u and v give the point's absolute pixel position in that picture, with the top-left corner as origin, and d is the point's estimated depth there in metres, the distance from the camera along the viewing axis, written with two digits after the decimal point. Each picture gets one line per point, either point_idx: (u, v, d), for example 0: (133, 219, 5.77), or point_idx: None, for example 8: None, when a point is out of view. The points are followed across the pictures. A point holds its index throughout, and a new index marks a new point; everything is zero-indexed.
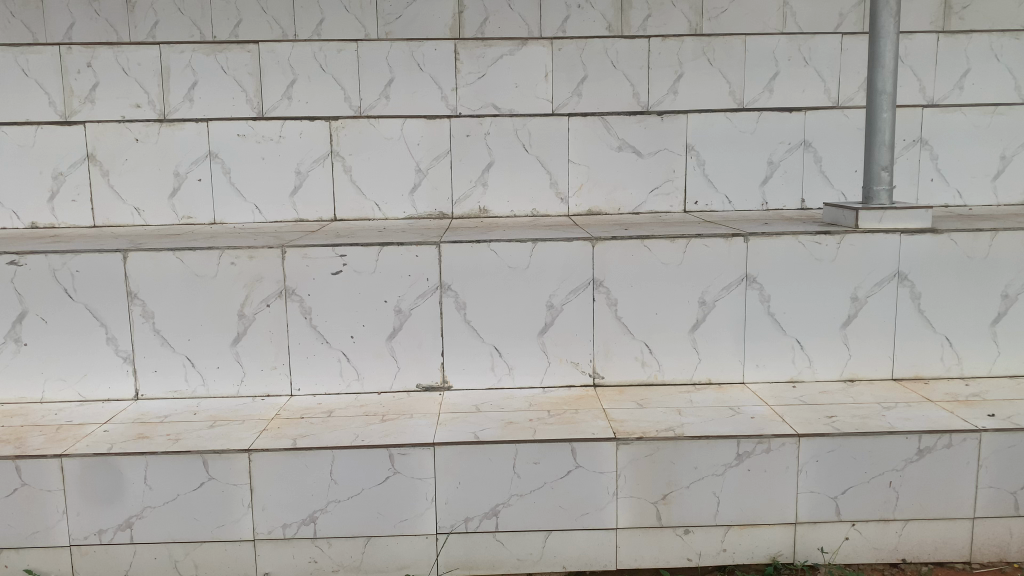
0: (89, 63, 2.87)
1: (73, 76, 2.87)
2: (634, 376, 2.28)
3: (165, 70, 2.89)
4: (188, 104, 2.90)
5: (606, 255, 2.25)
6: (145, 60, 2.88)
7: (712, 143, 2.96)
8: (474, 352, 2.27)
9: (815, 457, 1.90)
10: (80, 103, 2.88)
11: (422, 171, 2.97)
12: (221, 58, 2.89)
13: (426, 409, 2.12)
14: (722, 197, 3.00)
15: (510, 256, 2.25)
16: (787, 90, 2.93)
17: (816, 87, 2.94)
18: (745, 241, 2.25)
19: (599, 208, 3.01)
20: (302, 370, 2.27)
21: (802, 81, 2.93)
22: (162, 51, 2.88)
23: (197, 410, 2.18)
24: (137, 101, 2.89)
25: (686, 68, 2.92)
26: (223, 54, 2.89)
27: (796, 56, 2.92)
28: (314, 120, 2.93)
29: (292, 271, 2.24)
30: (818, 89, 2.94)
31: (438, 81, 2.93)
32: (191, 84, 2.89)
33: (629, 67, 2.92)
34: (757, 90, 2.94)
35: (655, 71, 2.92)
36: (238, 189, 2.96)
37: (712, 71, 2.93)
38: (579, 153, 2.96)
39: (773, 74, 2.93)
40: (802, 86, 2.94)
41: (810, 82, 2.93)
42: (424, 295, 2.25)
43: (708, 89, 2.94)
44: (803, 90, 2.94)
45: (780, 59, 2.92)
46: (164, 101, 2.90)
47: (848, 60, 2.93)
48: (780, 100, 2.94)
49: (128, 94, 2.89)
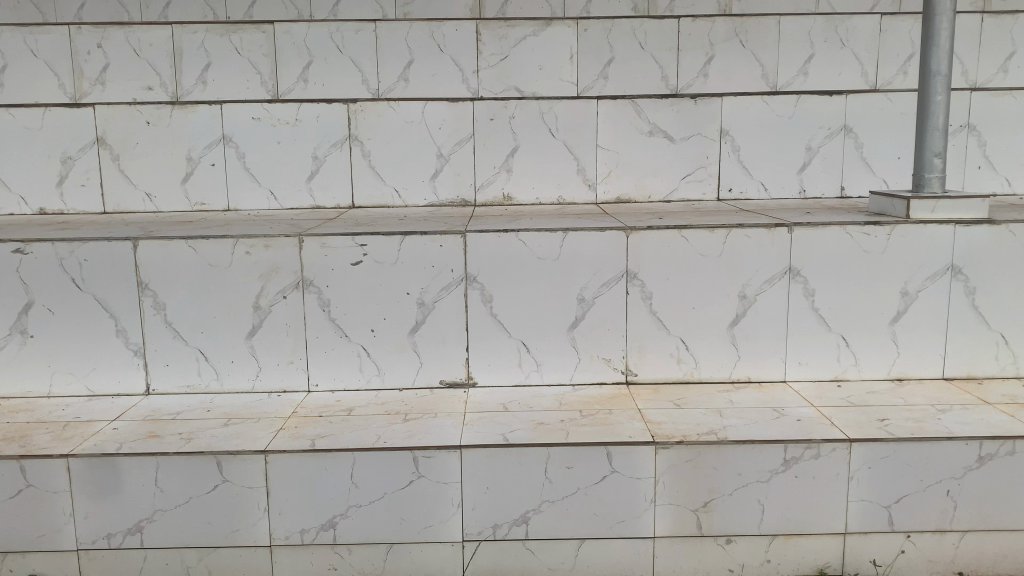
0: (99, 44, 2.76)
1: (83, 57, 2.76)
2: (669, 373, 2.17)
3: (177, 50, 2.77)
4: (202, 86, 2.79)
5: (642, 245, 2.12)
6: (157, 41, 2.76)
7: (747, 128, 2.82)
8: (501, 348, 2.16)
9: (868, 463, 1.78)
10: (90, 85, 2.78)
11: (444, 156, 2.85)
12: (235, 39, 2.77)
13: (450, 407, 2.01)
14: (757, 184, 2.86)
15: (539, 247, 2.13)
16: (825, 73, 2.79)
17: (852, 70, 2.79)
18: (789, 231, 2.12)
19: (628, 195, 2.88)
20: (320, 365, 2.16)
21: (839, 64, 2.78)
22: (174, 31, 2.76)
23: (211, 407, 2.08)
24: (148, 83, 2.78)
25: (717, 50, 2.78)
26: (236, 34, 2.77)
27: (832, 38, 2.77)
28: (332, 103, 2.81)
29: (310, 261, 2.13)
30: (855, 72, 2.79)
31: (459, 63, 2.80)
32: (204, 65, 2.78)
33: (658, 49, 2.78)
34: (791, 74, 2.79)
35: (686, 53, 2.78)
36: (253, 174, 2.85)
37: (744, 54, 2.78)
38: (608, 137, 2.83)
39: (807, 56, 2.78)
40: (838, 70, 2.79)
41: (847, 65, 2.78)
42: (448, 287, 2.14)
43: (742, 72, 2.79)
44: (839, 74, 2.79)
45: (815, 40, 2.77)
46: (177, 83, 2.79)
47: (889, 42, 2.77)
48: (817, 83, 2.79)
49: (139, 76, 2.78)
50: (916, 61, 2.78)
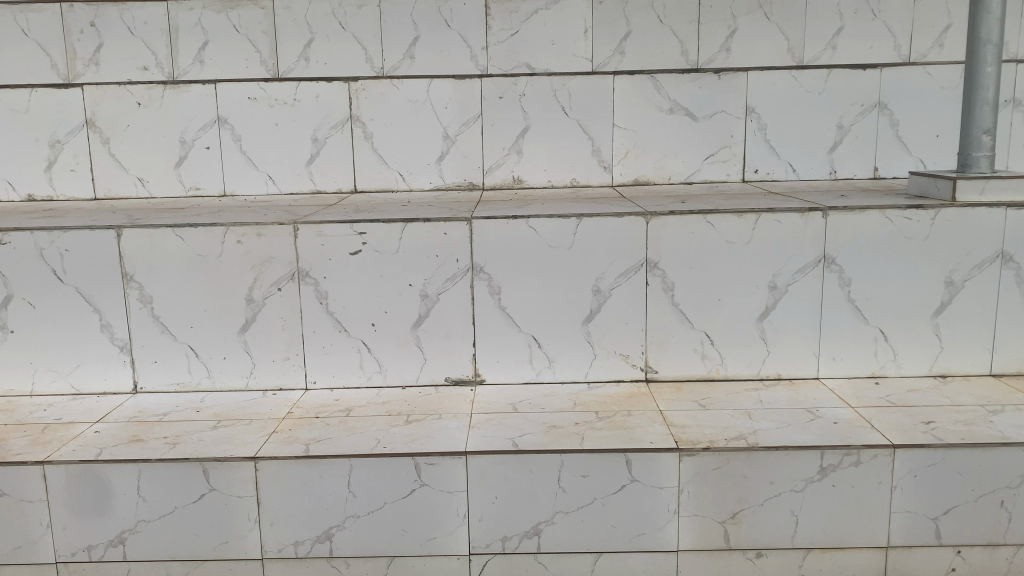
0: (92, 22, 2.61)
1: (75, 36, 2.62)
2: (692, 370, 2.01)
3: (172, 28, 2.62)
4: (198, 66, 2.64)
5: (663, 232, 1.96)
6: (151, 18, 2.61)
7: (774, 105, 2.64)
8: (511, 343, 2.01)
9: (913, 472, 1.62)
10: (82, 65, 2.63)
11: (451, 137, 2.69)
12: (233, 15, 2.61)
13: (456, 408, 1.87)
14: (785, 165, 2.68)
15: (552, 234, 1.97)
16: (857, 46, 2.59)
17: (885, 43, 2.59)
18: (823, 216, 1.95)
19: (646, 177, 2.71)
20: (318, 362, 2.02)
21: (870, 37, 2.59)
22: (169, 7, 2.61)
23: (200, 407, 1.95)
24: (143, 63, 2.64)
25: (741, 23, 2.60)
26: (233, 11, 2.61)
27: (863, 9, 2.58)
28: (333, 81, 2.65)
29: (305, 250, 1.98)
30: (888, 45, 2.59)
31: (466, 38, 2.63)
32: (200, 44, 2.63)
33: (678, 22, 2.60)
34: (819, 48, 2.60)
35: (708, 26, 2.60)
36: (249, 158, 2.70)
37: (769, 27, 2.59)
38: (625, 116, 2.66)
39: (836, 29, 2.59)
40: (869, 43, 2.59)
41: (879, 39, 2.59)
42: (454, 277, 1.98)
43: (767, 46, 2.61)
44: (868, 47, 2.60)
45: (845, 12, 2.58)
46: (172, 62, 2.64)
47: (925, 12, 2.58)
48: (848, 57, 2.60)
49: (133, 55, 2.63)
50: (952, 33, 2.59)
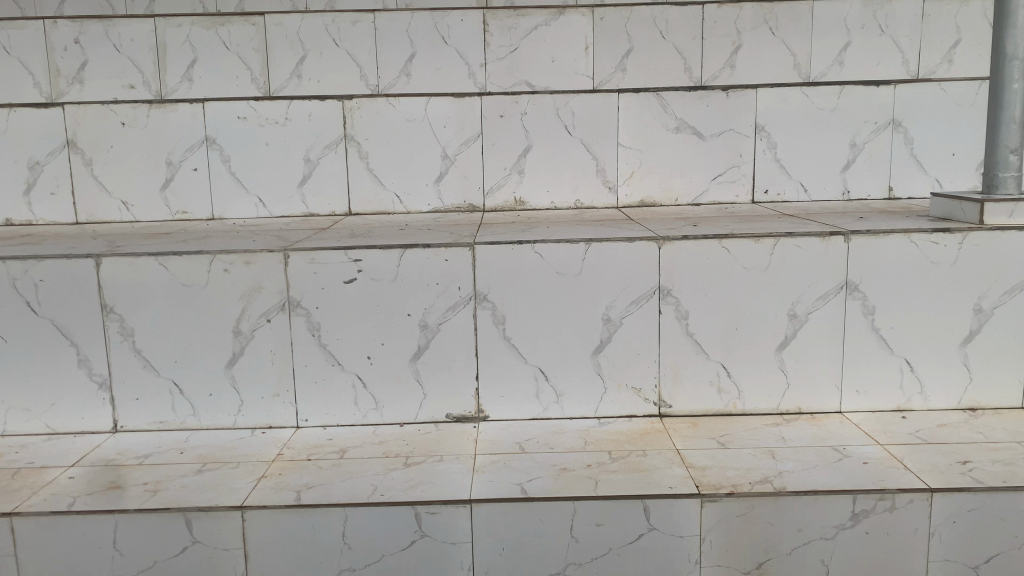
0: (77, 39, 2.50)
1: (59, 54, 2.50)
2: (708, 404, 1.90)
3: (159, 45, 2.51)
4: (187, 84, 2.53)
5: (677, 258, 1.85)
6: (137, 34, 2.50)
7: (785, 123, 2.54)
8: (516, 376, 1.89)
9: (952, 517, 1.50)
10: (67, 84, 2.52)
11: (450, 157, 2.58)
12: (223, 32, 2.51)
13: (459, 448, 1.75)
14: (796, 185, 2.58)
15: (559, 260, 1.86)
16: (867, 62, 2.51)
17: (893, 59, 2.50)
18: (846, 240, 1.85)
19: (653, 198, 2.60)
20: (311, 398, 1.90)
21: (878, 53, 2.50)
22: (157, 24, 2.50)
23: (185, 448, 1.82)
24: (130, 81, 2.52)
25: (745, 39, 2.50)
26: (223, 27, 2.50)
27: (871, 23, 2.49)
28: (325, 99, 2.54)
29: (297, 278, 1.86)
30: (896, 61, 2.50)
31: (464, 55, 2.53)
32: (189, 61, 2.52)
33: (680, 38, 2.51)
34: (825, 64, 2.51)
35: (712, 42, 2.51)
36: (239, 179, 2.59)
37: (775, 42, 2.50)
38: (630, 134, 2.56)
39: (844, 45, 2.50)
40: (876, 59, 2.50)
41: (886, 55, 2.50)
42: (455, 306, 1.87)
43: (774, 63, 2.51)
44: (878, 63, 2.51)
45: (852, 27, 2.49)
46: (160, 80, 2.53)
47: (936, 27, 2.49)
48: (855, 74, 2.51)
49: (120, 73, 2.52)
50: (962, 48, 2.49)
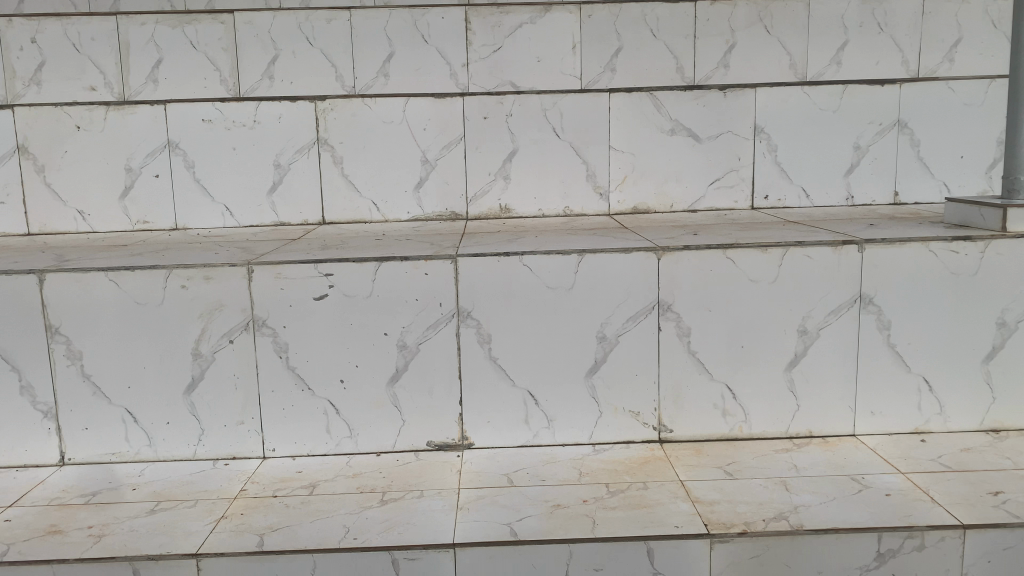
0: (33, 38, 2.32)
1: (14, 53, 2.32)
2: (712, 429, 1.75)
3: (122, 43, 2.33)
4: (152, 85, 2.36)
5: (678, 269, 1.70)
6: (98, 32, 2.32)
7: (785, 125, 2.40)
8: (503, 400, 1.73)
9: (988, 557, 1.35)
10: (23, 86, 2.34)
11: (430, 162, 2.43)
12: (190, 31, 2.34)
13: (442, 481, 1.59)
14: (798, 191, 2.44)
15: (549, 273, 1.70)
16: (867, 61, 2.37)
17: (893, 58, 2.37)
18: (860, 250, 1.71)
19: (646, 205, 2.46)
20: (278, 426, 1.74)
21: (878, 51, 2.37)
22: (119, 21, 2.33)
23: (138, 483, 1.64)
24: (91, 83, 2.35)
25: (739, 37, 2.36)
26: (191, 25, 2.34)
27: (870, 21, 2.35)
28: (296, 101, 2.37)
29: (262, 295, 1.70)
30: (896, 60, 2.38)
31: (446, 54, 2.37)
32: (153, 61, 2.35)
33: (671, 36, 2.36)
34: (822, 64, 2.38)
35: (705, 40, 2.36)
36: (204, 186, 2.42)
37: (770, 41, 2.37)
38: (622, 137, 2.41)
39: (841, 43, 2.37)
40: (876, 58, 2.37)
41: (887, 53, 2.37)
42: (436, 324, 1.71)
43: (769, 62, 2.38)
44: (879, 62, 2.38)
45: (850, 25, 2.36)
46: (124, 82, 2.35)
47: (938, 24, 2.36)
48: (854, 74, 2.38)
49: (79, 73, 2.34)
50: (963, 47, 2.37)
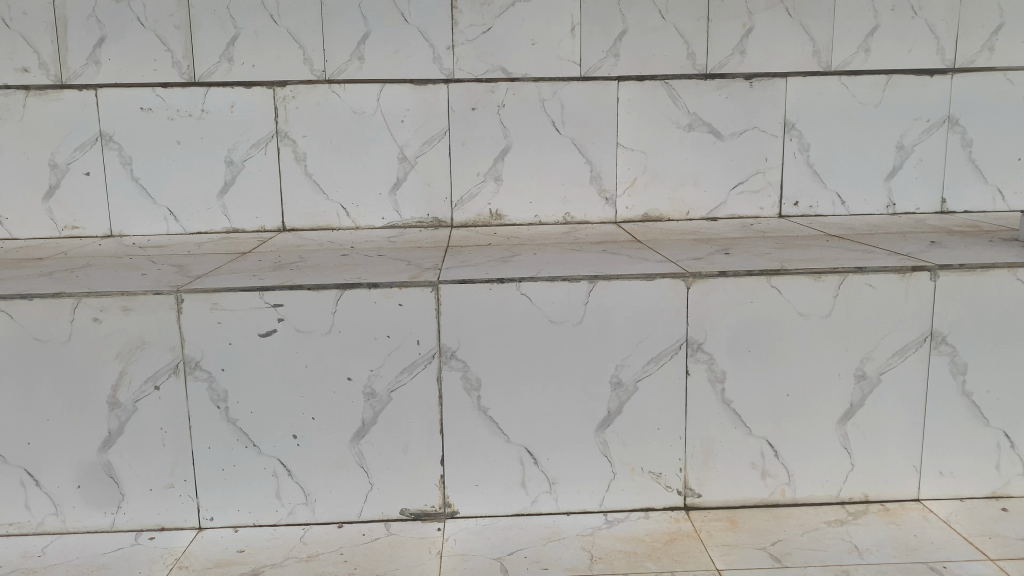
0: None
1: None
2: (748, 493, 1.44)
3: (58, 17, 1.96)
4: (93, 68, 1.99)
5: (711, 301, 1.38)
6: (30, 5, 1.95)
7: (818, 121, 2.08)
8: (494, 459, 1.41)
9: None
10: None
11: (409, 159, 2.09)
12: (137, 4, 1.97)
13: (418, 569, 1.26)
14: (832, 197, 2.13)
15: (552, 304, 1.38)
16: (896, 49, 2.05)
17: (926, 45, 2.05)
18: (933, 276, 1.39)
19: (658, 211, 2.14)
20: (217, 490, 1.41)
21: (910, 37, 2.04)
22: None
23: (35, 567, 1.31)
24: (23, 64, 1.98)
25: (759, 20, 2.03)
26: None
27: (903, 3, 2.02)
28: (252, 87, 2.03)
29: (194, 331, 1.36)
30: (929, 48, 2.05)
31: (428, 35, 2.02)
32: (94, 40, 1.98)
33: (682, 17, 2.02)
34: (848, 52, 2.05)
35: (719, 23, 2.03)
36: (143, 186, 2.07)
37: (792, 26, 2.03)
38: (632, 132, 2.08)
39: (870, 29, 2.03)
40: (908, 44, 2.04)
41: (920, 40, 2.04)
42: (413, 367, 1.38)
43: (787, 50, 2.04)
44: (909, 51, 2.05)
45: (880, 8, 2.02)
46: (61, 63, 1.98)
47: (983, 6, 2.03)
48: (882, 65, 2.05)
49: (9, 53, 1.97)
50: (1007, 33, 2.04)
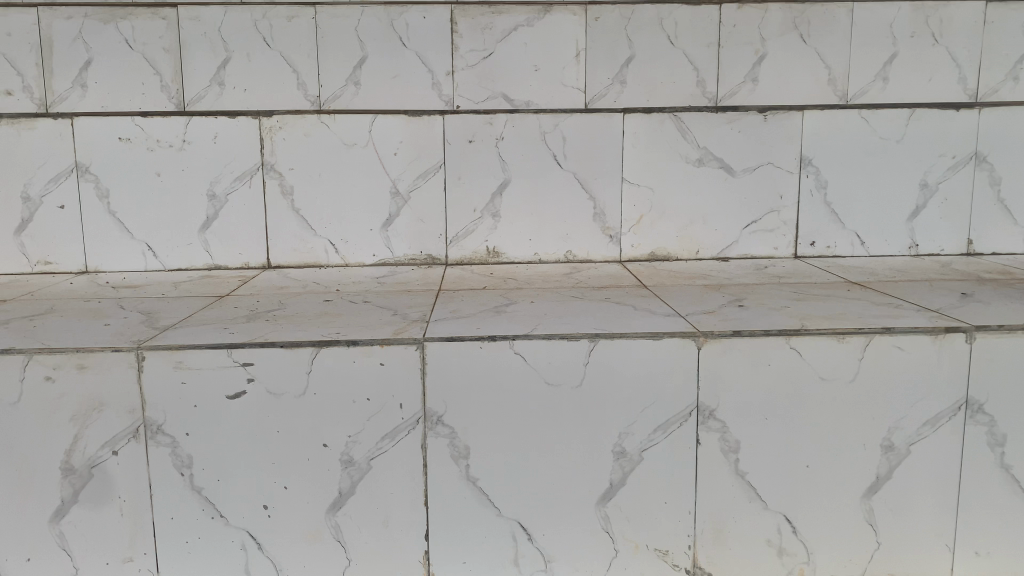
0: None
1: None
2: (762, 572, 1.32)
3: (43, 39, 1.86)
4: (78, 91, 1.89)
5: (724, 363, 1.26)
6: (14, 26, 1.85)
7: (837, 156, 1.96)
8: (484, 533, 1.29)
9: None
10: None
11: (402, 193, 1.98)
12: (125, 27, 1.87)
13: None
14: (851, 236, 2.01)
15: (549, 365, 1.25)
16: (915, 78, 1.92)
17: (947, 74, 1.92)
18: (968, 339, 1.26)
19: (666, 250, 2.02)
20: (181, 563, 1.29)
21: (930, 65, 1.92)
22: (41, 13, 1.85)
23: None
24: (5, 87, 1.87)
25: (772, 47, 1.91)
26: (125, 20, 1.87)
27: (923, 29, 1.90)
28: (237, 116, 1.92)
29: (156, 391, 1.24)
30: (950, 77, 1.93)
31: (426, 61, 1.91)
32: (80, 62, 1.88)
33: (692, 44, 1.91)
34: (866, 79, 1.92)
35: (731, 50, 1.91)
36: (120, 220, 1.96)
37: (805, 53, 1.91)
38: (639, 167, 1.97)
39: (888, 56, 1.91)
40: (929, 72, 1.92)
41: (942, 69, 1.92)
42: (395, 433, 1.26)
43: (801, 77, 1.92)
44: (929, 81, 1.93)
45: (899, 34, 1.90)
46: (46, 86, 1.88)
47: (1011, 35, 1.91)
48: (901, 95, 1.93)
49: None
50: None
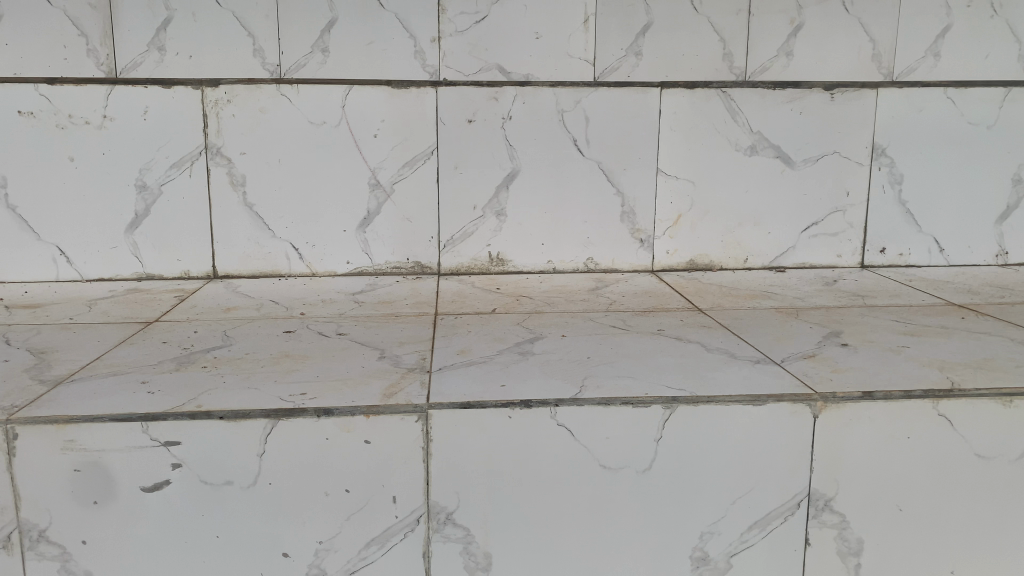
0: None
1: None
2: None
3: None
4: None
5: (847, 437, 0.90)
6: None
7: (914, 146, 1.62)
8: None
9: None
10: None
11: (383, 186, 1.59)
12: None
13: None
14: (928, 242, 1.68)
15: (606, 442, 0.89)
16: (971, 57, 1.58)
17: (1006, 51, 1.58)
18: None
19: (706, 257, 1.67)
20: None
21: (987, 40, 1.57)
22: None
23: None
24: None
25: (810, 15, 1.55)
26: None
27: None
28: (174, 86, 1.51)
29: (36, 482, 0.85)
30: (1010, 54, 1.58)
31: (409, 23, 1.52)
32: None
33: (718, 9, 1.54)
34: (914, 55, 1.58)
35: (773, 17, 1.55)
36: (23, 217, 1.54)
37: (847, 23, 1.56)
38: (678, 156, 1.61)
39: (939, 29, 1.56)
40: (984, 48, 1.58)
41: (1002, 45, 1.57)
42: (385, 536, 0.88)
43: (842, 52, 1.57)
44: (985, 58, 1.58)
45: (954, 4, 1.55)
46: None
47: None
48: (949, 74, 1.59)
49: None
50: None
